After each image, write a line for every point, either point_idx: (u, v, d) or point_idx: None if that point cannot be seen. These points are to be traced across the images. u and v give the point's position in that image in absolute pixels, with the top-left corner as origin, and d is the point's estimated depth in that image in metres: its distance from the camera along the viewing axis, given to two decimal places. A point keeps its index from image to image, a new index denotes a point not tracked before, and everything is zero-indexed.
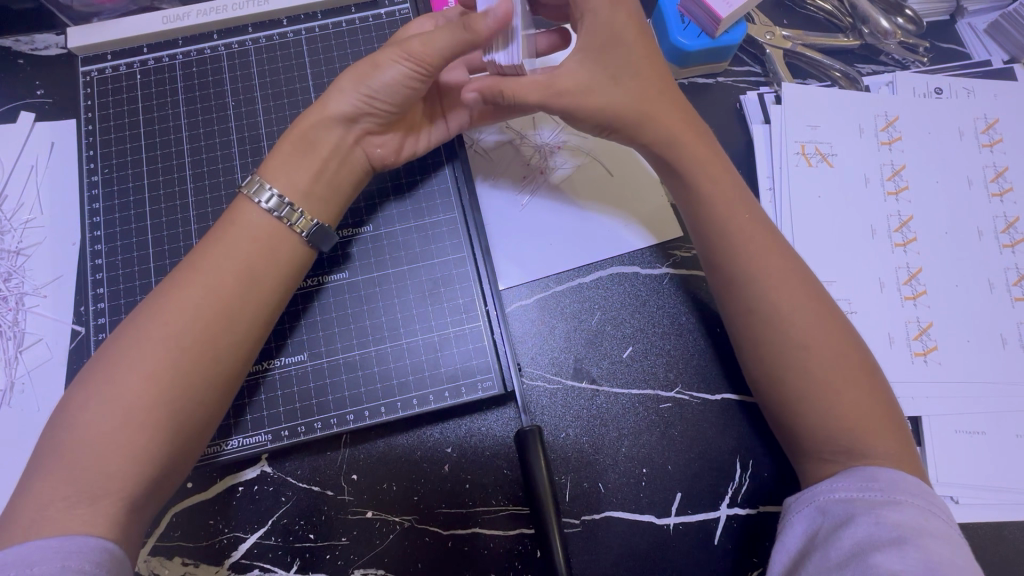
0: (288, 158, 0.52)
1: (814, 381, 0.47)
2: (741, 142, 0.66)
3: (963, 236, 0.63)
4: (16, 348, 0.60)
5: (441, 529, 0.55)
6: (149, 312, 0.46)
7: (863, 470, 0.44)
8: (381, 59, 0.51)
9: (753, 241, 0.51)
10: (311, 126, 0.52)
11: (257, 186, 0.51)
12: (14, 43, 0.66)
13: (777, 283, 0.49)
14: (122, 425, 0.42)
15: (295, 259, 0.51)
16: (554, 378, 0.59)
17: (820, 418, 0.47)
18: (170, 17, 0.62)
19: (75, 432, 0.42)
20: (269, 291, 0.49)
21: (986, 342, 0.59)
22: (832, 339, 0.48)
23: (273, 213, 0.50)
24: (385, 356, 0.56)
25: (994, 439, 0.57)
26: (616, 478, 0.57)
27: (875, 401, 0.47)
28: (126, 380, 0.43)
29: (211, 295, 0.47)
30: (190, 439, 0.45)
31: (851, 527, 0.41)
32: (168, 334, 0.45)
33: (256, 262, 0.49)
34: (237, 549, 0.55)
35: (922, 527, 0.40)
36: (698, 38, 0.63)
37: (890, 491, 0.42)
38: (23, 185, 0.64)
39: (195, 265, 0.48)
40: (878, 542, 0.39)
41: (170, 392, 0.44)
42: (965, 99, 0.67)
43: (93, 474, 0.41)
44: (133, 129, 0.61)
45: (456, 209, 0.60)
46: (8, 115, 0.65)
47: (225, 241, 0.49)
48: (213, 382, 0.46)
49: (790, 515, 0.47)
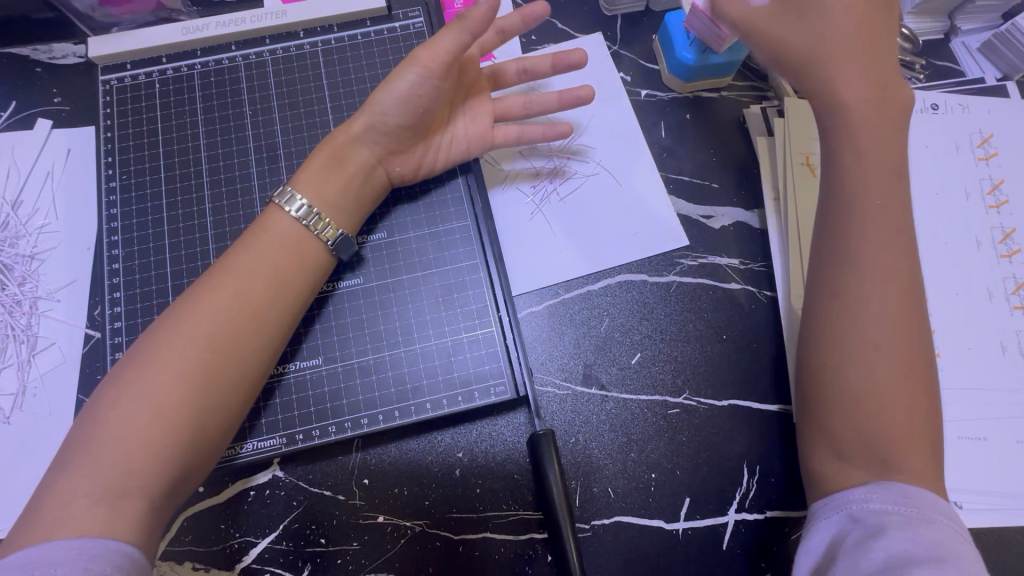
0: (312, 160, 0.55)
1: (864, 360, 0.46)
2: (745, 155, 0.68)
3: (962, 246, 0.64)
4: (29, 352, 0.60)
5: (453, 534, 0.56)
6: (178, 312, 0.47)
7: (898, 486, 0.44)
8: (396, 81, 0.54)
9: (876, 232, 0.48)
10: (331, 133, 0.57)
11: (284, 193, 0.52)
12: (33, 53, 0.68)
13: (875, 277, 0.47)
14: (149, 422, 0.43)
15: (319, 266, 0.53)
16: (564, 383, 0.60)
17: (876, 405, 0.46)
18: (190, 28, 0.64)
19: (100, 430, 0.43)
20: (297, 294, 0.51)
21: (986, 350, 0.61)
22: (902, 344, 0.46)
23: (297, 218, 0.52)
24: (399, 360, 0.57)
25: (996, 445, 0.58)
26: (625, 482, 0.57)
27: (917, 397, 0.46)
28: (155, 378, 0.44)
29: (242, 297, 0.48)
30: (212, 439, 0.46)
31: (887, 542, 0.41)
32: (198, 334, 0.46)
33: (284, 267, 0.50)
34: (247, 554, 0.55)
35: (955, 549, 0.40)
36: (702, 53, 0.65)
37: (926, 509, 0.42)
38: (39, 191, 0.65)
39: (225, 267, 0.49)
40: (915, 561, 0.39)
41: (199, 391, 0.45)
42: (960, 115, 0.69)
43: (116, 473, 0.42)
44: (152, 137, 0.62)
45: (469, 217, 0.61)
46: (25, 122, 0.67)
47: (254, 245, 0.50)
48: (237, 382, 0.47)
49: (814, 519, 0.47)
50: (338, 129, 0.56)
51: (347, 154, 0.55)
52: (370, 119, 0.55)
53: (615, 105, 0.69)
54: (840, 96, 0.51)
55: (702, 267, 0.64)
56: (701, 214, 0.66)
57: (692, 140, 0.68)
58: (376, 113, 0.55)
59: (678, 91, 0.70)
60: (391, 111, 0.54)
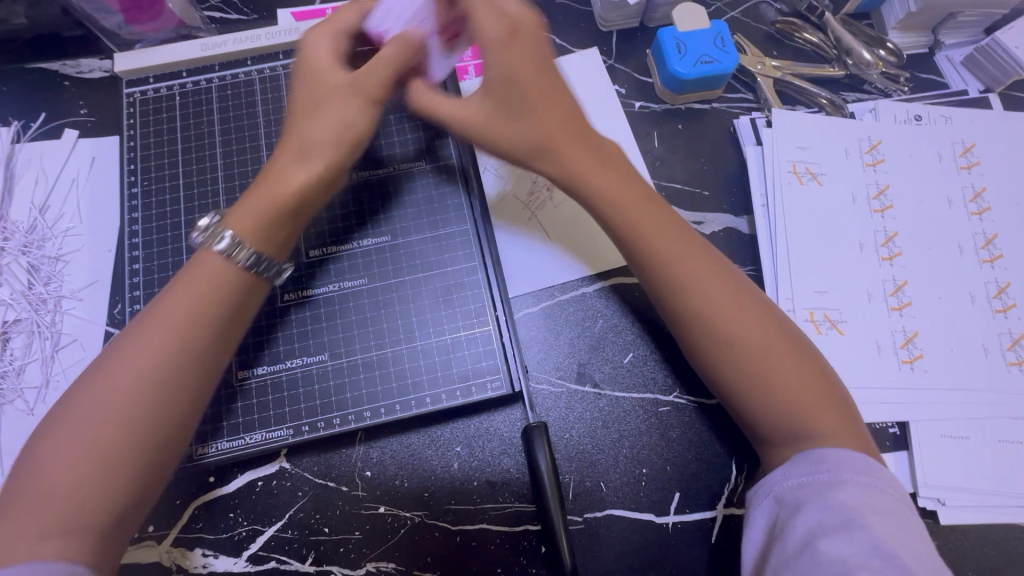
0: (251, 200, 0.50)
1: (743, 372, 0.49)
2: (735, 163, 0.71)
3: (945, 252, 0.66)
4: (53, 347, 0.64)
5: (450, 525, 0.58)
6: (104, 360, 0.45)
7: (813, 454, 0.47)
8: (328, 104, 0.52)
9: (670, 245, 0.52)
10: (264, 169, 0.52)
11: (214, 231, 0.49)
12: (62, 67, 0.73)
13: (705, 291, 0.51)
14: (78, 466, 0.41)
15: (252, 294, 0.50)
16: (559, 381, 0.63)
17: (767, 404, 0.49)
18: (208, 44, 0.68)
19: (29, 479, 0.41)
20: (228, 326, 0.48)
21: (968, 352, 0.63)
22: (776, 340, 0.49)
23: (225, 253, 0.48)
24: (401, 356, 0.59)
25: (978, 444, 0.60)
26: (617, 477, 0.59)
27: (807, 377, 0.49)
28: (83, 432, 0.42)
29: (169, 337, 0.45)
30: (156, 476, 0.45)
31: (804, 515, 0.44)
32: (122, 380, 0.44)
33: (217, 300, 0.48)
34: (255, 541, 0.58)
35: (865, 504, 0.43)
36: (693, 67, 0.68)
37: (836, 470, 0.45)
38: (65, 196, 0.69)
39: (155, 306, 0.47)
40: (828, 529, 0.42)
41: (128, 428, 0.43)
42: (942, 125, 0.71)
43: (50, 518, 0.40)
44: (172, 145, 0.66)
45: (469, 222, 0.64)
46: (54, 132, 0.71)
47: (182, 284, 0.48)
48: (162, 429, 0.44)
49: (750, 506, 0.49)
50: (276, 158, 0.51)
51: (289, 185, 0.50)
52: (323, 139, 0.51)
53: (610, 115, 0.72)
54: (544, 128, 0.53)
55: None
56: (692, 220, 0.69)
57: (684, 148, 0.71)
58: (320, 141, 0.51)
59: (670, 103, 0.73)
60: (328, 137, 0.51)
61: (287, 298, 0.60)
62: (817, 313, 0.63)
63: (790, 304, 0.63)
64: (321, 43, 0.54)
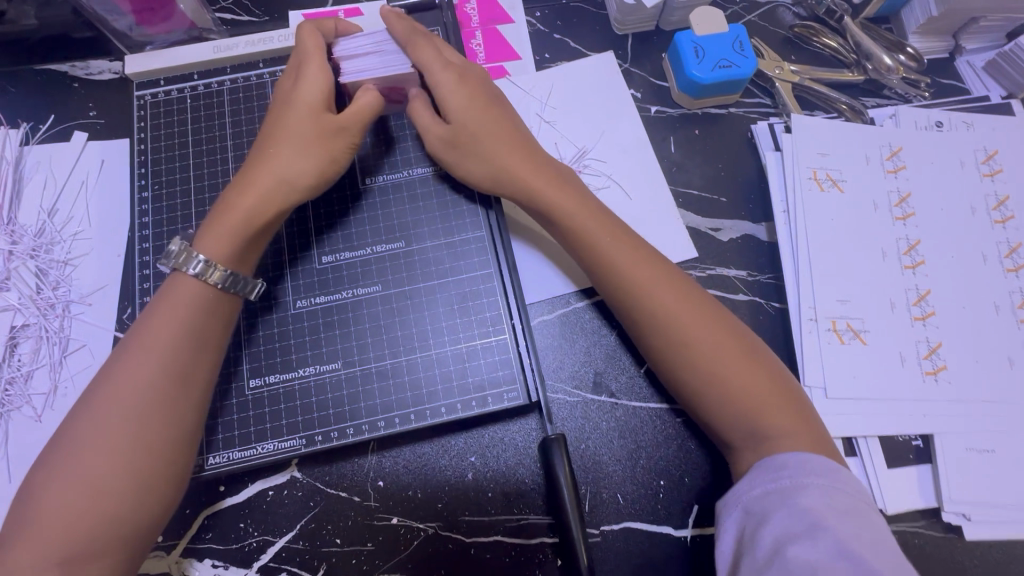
0: (217, 223, 0.52)
1: (704, 380, 0.51)
2: (754, 169, 0.70)
3: (968, 261, 0.65)
4: (61, 353, 0.63)
5: (465, 537, 0.57)
6: (101, 388, 0.47)
7: (774, 460, 0.47)
8: (298, 127, 0.55)
9: (629, 262, 0.54)
10: (230, 194, 0.54)
11: (186, 254, 0.51)
12: (71, 69, 0.72)
13: (667, 304, 0.52)
14: (88, 500, 0.44)
15: (224, 313, 0.52)
16: (575, 391, 0.62)
17: (728, 410, 0.50)
18: (220, 47, 0.67)
19: (33, 517, 0.43)
20: (215, 347, 0.51)
21: (993, 364, 0.61)
22: (732, 346, 0.51)
23: (201, 275, 0.50)
24: (416, 365, 0.58)
25: (1003, 458, 0.59)
26: (634, 489, 0.58)
27: (765, 382, 0.50)
28: (88, 459, 0.44)
29: (163, 363, 0.48)
30: (167, 496, 0.47)
31: (772, 524, 0.44)
32: (122, 406, 0.46)
33: (201, 322, 0.50)
34: (265, 552, 0.57)
35: (828, 507, 0.43)
36: (712, 71, 0.67)
37: (797, 475, 0.46)
38: (74, 199, 0.68)
39: (137, 340, 0.48)
40: (793, 535, 0.42)
41: (129, 458, 0.45)
42: (965, 132, 0.70)
43: (66, 541, 0.43)
44: (183, 148, 0.65)
45: (484, 228, 0.62)
46: (63, 134, 0.70)
47: (169, 311, 0.49)
48: (166, 448, 0.46)
49: (720, 519, 0.49)
50: (252, 178, 0.54)
51: (262, 208, 0.53)
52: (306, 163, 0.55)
53: (625, 119, 0.71)
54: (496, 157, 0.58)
55: (712, 279, 0.66)
56: (710, 227, 0.68)
57: (701, 154, 0.70)
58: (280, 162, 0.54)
59: (687, 107, 0.72)
60: (299, 160, 0.55)
61: (299, 305, 0.59)
62: (839, 322, 0.62)
63: (811, 312, 0.62)
64: (319, 72, 0.55)
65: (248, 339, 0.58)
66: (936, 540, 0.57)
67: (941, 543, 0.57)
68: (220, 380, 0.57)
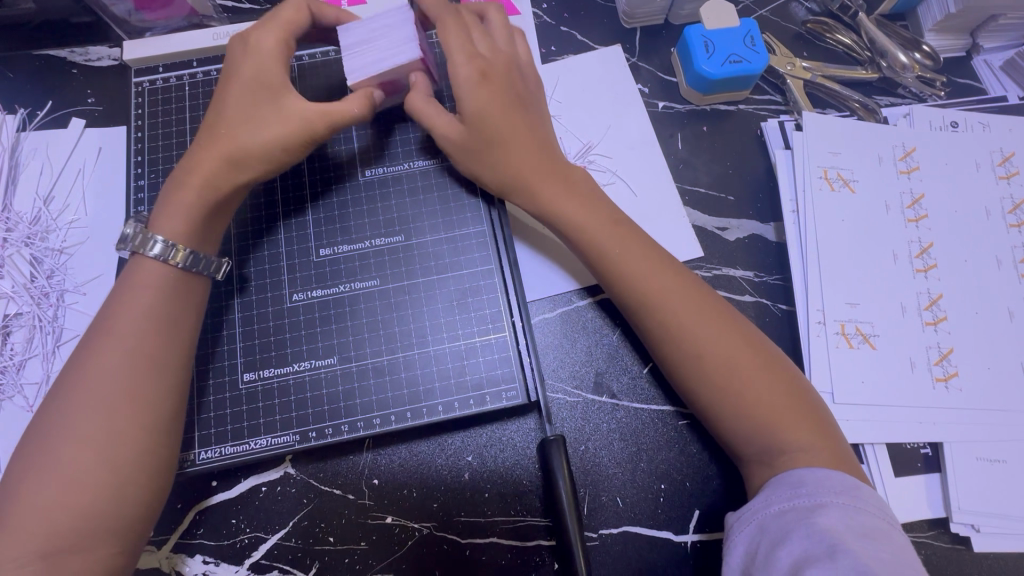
0: (173, 202, 0.52)
1: (721, 392, 0.49)
2: (764, 167, 0.68)
3: (981, 265, 0.63)
4: (54, 343, 0.62)
5: (460, 538, 0.56)
6: (70, 383, 0.46)
7: (791, 475, 0.46)
8: (235, 94, 0.53)
9: (641, 269, 0.53)
10: (185, 169, 0.53)
11: (143, 236, 0.50)
12: (70, 54, 0.71)
13: (682, 314, 0.51)
14: (65, 490, 0.42)
15: (194, 302, 0.52)
16: (575, 392, 0.60)
17: (743, 424, 0.49)
18: (220, 34, 0.66)
19: (11, 515, 0.42)
20: (186, 337, 0.50)
21: (1006, 370, 0.60)
22: (746, 353, 0.50)
23: (158, 257, 0.50)
24: (412, 362, 0.57)
25: (1014, 467, 0.57)
26: (634, 493, 0.57)
27: (782, 390, 0.49)
28: (61, 452, 0.43)
29: (131, 351, 0.47)
30: (152, 484, 0.46)
31: (787, 544, 0.42)
32: (96, 398, 0.45)
33: (162, 307, 0.49)
34: (257, 550, 0.56)
35: (847, 530, 0.42)
36: (722, 66, 0.65)
37: (816, 494, 0.44)
38: (70, 188, 0.67)
39: (107, 334, 0.47)
40: (811, 557, 0.40)
41: (108, 450, 0.44)
42: (981, 133, 0.68)
43: (44, 536, 0.41)
44: (180, 137, 0.64)
45: (485, 222, 0.60)
46: (60, 121, 0.69)
47: (136, 302, 0.49)
48: (145, 436, 0.45)
49: (731, 533, 0.48)
50: (203, 152, 0.53)
51: (217, 181, 0.52)
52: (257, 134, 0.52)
53: (632, 114, 0.70)
54: (509, 162, 0.56)
55: (717, 279, 0.64)
56: (716, 225, 0.66)
57: (709, 151, 0.69)
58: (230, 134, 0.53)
59: (695, 103, 0.71)
60: (246, 131, 0.52)
61: (296, 297, 0.58)
62: (849, 326, 0.61)
63: (819, 315, 0.61)
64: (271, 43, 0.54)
65: (244, 333, 0.57)
66: (943, 551, 0.56)
67: (949, 554, 0.56)
68: (213, 374, 0.56)
